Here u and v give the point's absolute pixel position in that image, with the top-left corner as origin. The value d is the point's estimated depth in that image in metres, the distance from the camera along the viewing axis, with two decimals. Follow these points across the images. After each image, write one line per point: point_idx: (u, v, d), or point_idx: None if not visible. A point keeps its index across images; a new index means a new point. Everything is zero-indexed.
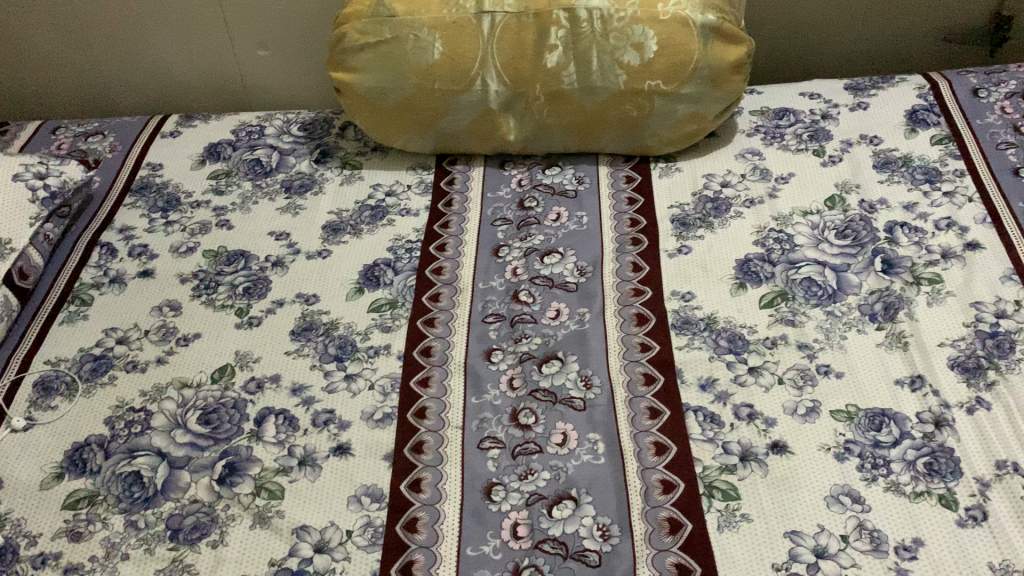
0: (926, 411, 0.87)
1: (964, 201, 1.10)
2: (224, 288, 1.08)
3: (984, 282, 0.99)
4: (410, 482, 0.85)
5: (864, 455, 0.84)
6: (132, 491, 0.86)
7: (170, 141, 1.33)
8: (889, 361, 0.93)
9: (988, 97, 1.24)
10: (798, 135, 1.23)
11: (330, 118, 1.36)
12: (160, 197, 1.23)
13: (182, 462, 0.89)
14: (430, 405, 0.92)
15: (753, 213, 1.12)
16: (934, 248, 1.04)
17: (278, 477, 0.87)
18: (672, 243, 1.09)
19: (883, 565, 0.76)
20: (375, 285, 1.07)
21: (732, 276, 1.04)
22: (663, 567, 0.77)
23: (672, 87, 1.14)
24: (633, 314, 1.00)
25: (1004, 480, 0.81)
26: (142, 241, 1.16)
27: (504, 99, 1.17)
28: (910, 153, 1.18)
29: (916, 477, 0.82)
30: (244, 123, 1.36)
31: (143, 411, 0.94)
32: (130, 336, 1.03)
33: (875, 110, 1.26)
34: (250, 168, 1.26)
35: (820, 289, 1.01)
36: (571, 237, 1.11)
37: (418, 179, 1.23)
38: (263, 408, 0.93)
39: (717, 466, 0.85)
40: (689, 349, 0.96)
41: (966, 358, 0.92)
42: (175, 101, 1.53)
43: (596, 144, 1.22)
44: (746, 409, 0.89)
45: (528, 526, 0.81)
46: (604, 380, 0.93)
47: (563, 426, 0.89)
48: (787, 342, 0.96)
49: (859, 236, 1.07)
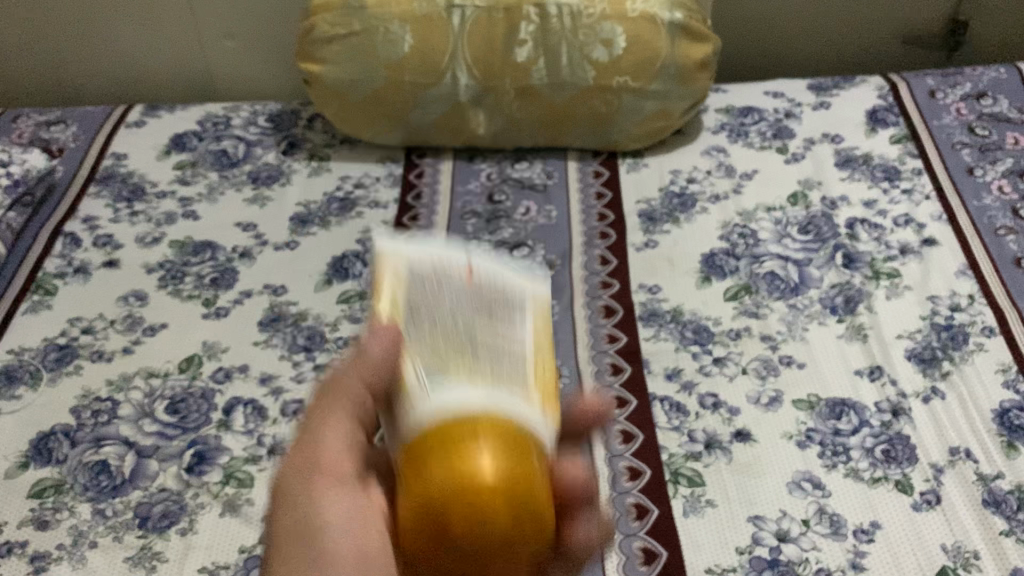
0: (884, 400, 0.90)
1: (921, 199, 1.13)
2: (191, 279, 1.07)
3: (940, 277, 1.03)
4: None
5: (825, 443, 0.87)
6: (99, 480, 0.86)
7: (135, 130, 1.31)
8: (849, 352, 0.95)
9: (945, 98, 1.28)
10: (762, 133, 1.26)
11: (298, 109, 1.34)
12: (125, 187, 1.21)
13: (150, 451, 0.88)
14: None
15: (718, 209, 1.14)
16: (892, 243, 1.07)
17: (248, 466, 0.87)
18: (639, 237, 1.11)
19: (843, 548, 0.78)
20: (343, 276, 1.07)
21: (697, 270, 1.06)
22: (630, 552, 0.79)
23: (639, 84, 1.16)
24: (600, 306, 1.02)
25: (956, 465, 0.84)
26: (107, 231, 1.14)
27: (473, 92, 1.17)
28: (870, 152, 1.21)
29: (875, 463, 0.84)
30: (211, 114, 1.34)
31: (109, 401, 0.93)
32: (95, 326, 1.02)
33: (837, 110, 1.29)
34: (216, 159, 1.25)
35: (783, 283, 1.04)
36: (540, 231, 1.12)
37: (387, 172, 1.23)
38: (232, 398, 0.93)
39: (682, 454, 0.86)
40: (655, 341, 0.98)
41: (923, 349, 0.95)
42: (139, 92, 1.51)
43: (564, 140, 1.23)
44: (710, 398, 0.92)
45: None
46: (573, 369, 0.95)
47: None
48: (750, 334, 0.98)
49: (821, 232, 1.10)
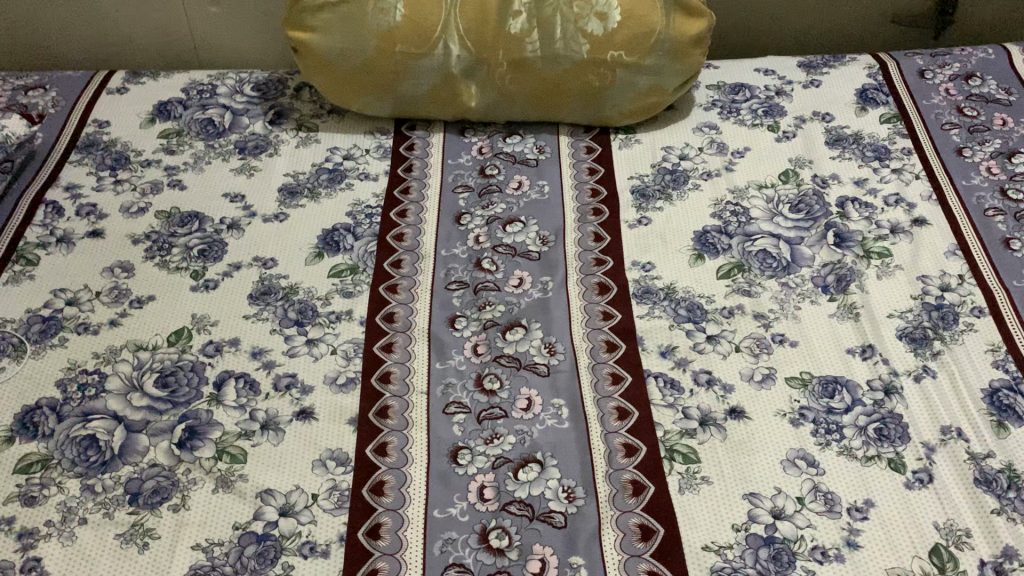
0: (876, 378, 0.91)
1: (911, 178, 1.14)
2: (178, 250, 1.05)
3: (931, 257, 1.03)
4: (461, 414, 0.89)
5: (818, 421, 0.88)
6: (87, 455, 0.84)
7: (116, 97, 1.27)
8: (841, 331, 0.96)
9: (934, 78, 1.28)
10: (754, 110, 1.25)
11: (285, 78, 1.31)
12: (108, 154, 1.18)
13: (140, 426, 0.87)
14: (394, 370, 0.92)
15: (710, 186, 1.14)
16: (883, 223, 1.08)
17: (240, 441, 0.86)
18: (632, 213, 1.10)
19: (837, 526, 0.79)
20: (334, 250, 1.06)
21: (690, 247, 1.06)
22: (627, 528, 0.79)
23: (633, 59, 1.15)
24: (594, 283, 1.02)
25: (948, 444, 0.85)
26: (90, 200, 1.11)
27: (466, 64, 1.16)
28: (861, 131, 1.21)
29: (868, 442, 0.86)
30: (195, 82, 1.30)
31: (96, 374, 0.92)
32: (80, 298, 1.00)
33: (828, 88, 1.28)
34: (202, 128, 1.22)
35: (775, 261, 1.04)
36: (532, 206, 1.12)
37: (377, 144, 1.21)
38: (223, 372, 0.92)
39: (678, 431, 0.87)
40: (649, 318, 0.98)
41: (914, 328, 0.96)
42: (119, 58, 1.47)
43: (556, 115, 1.21)
44: (705, 375, 0.92)
45: (495, 488, 0.82)
46: (567, 347, 0.95)
47: (527, 392, 0.91)
48: (744, 312, 0.98)
49: (812, 210, 1.10)
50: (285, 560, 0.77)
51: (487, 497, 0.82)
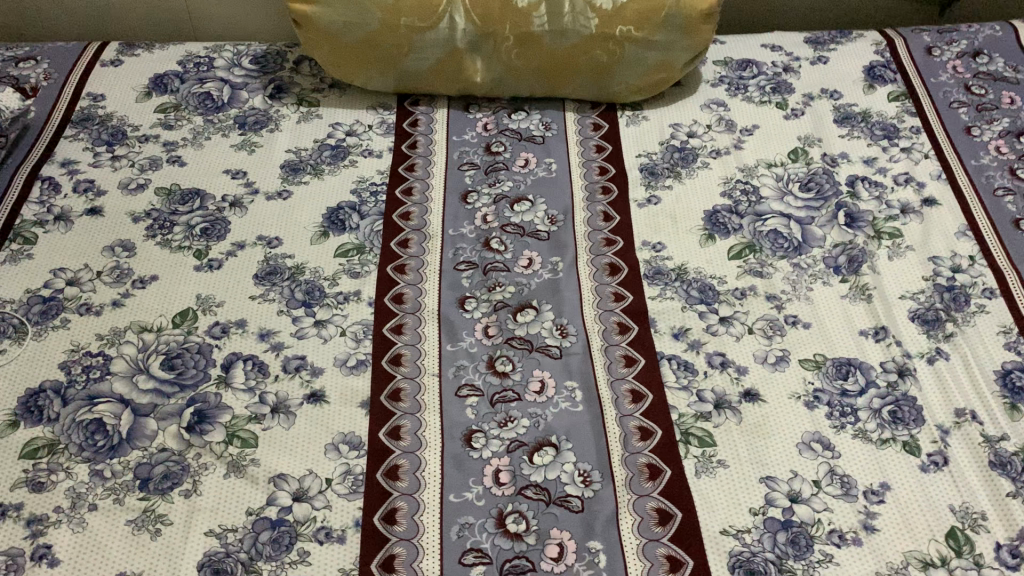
0: (889, 360, 0.91)
1: (921, 157, 1.13)
2: (180, 229, 1.03)
3: (941, 237, 1.03)
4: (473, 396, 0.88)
5: (832, 403, 0.87)
6: (95, 440, 0.83)
7: (110, 69, 1.24)
8: (853, 313, 0.95)
9: (941, 55, 1.27)
10: (761, 87, 1.23)
11: (284, 50, 1.28)
12: (104, 129, 1.15)
13: (148, 410, 0.86)
14: (405, 353, 0.91)
15: (719, 164, 1.13)
16: (894, 203, 1.07)
17: (251, 425, 0.85)
18: (641, 193, 1.09)
19: (854, 509, 0.79)
20: (340, 229, 1.04)
21: (700, 227, 1.05)
22: (644, 512, 0.79)
23: (643, 34, 1.13)
24: (605, 264, 1.00)
25: (962, 427, 0.85)
26: (87, 176, 1.09)
27: (471, 38, 1.13)
28: (869, 109, 1.20)
29: (882, 424, 0.86)
30: (191, 54, 1.27)
31: (101, 356, 0.90)
32: (81, 278, 0.97)
33: (836, 65, 1.27)
34: (200, 102, 1.19)
35: (786, 242, 1.03)
36: (540, 185, 1.10)
37: (380, 120, 1.19)
38: (230, 354, 0.91)
39: (693, 414, 0.86)
40: (662, 299, 0.97)
41: (926, 310, 0.95)
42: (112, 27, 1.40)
43: (562, 90, 1.19)
44: (718, 357, 0.91)
45: (511, 472, 0.82)
46: (579, 329, 0.94)
47: (540, 374, 0.90)
48: (756, 293, 0.97)
49: (822, 189, 1.09)
50: (300, 546, 0.76)
51: (501, 481, 0.81)
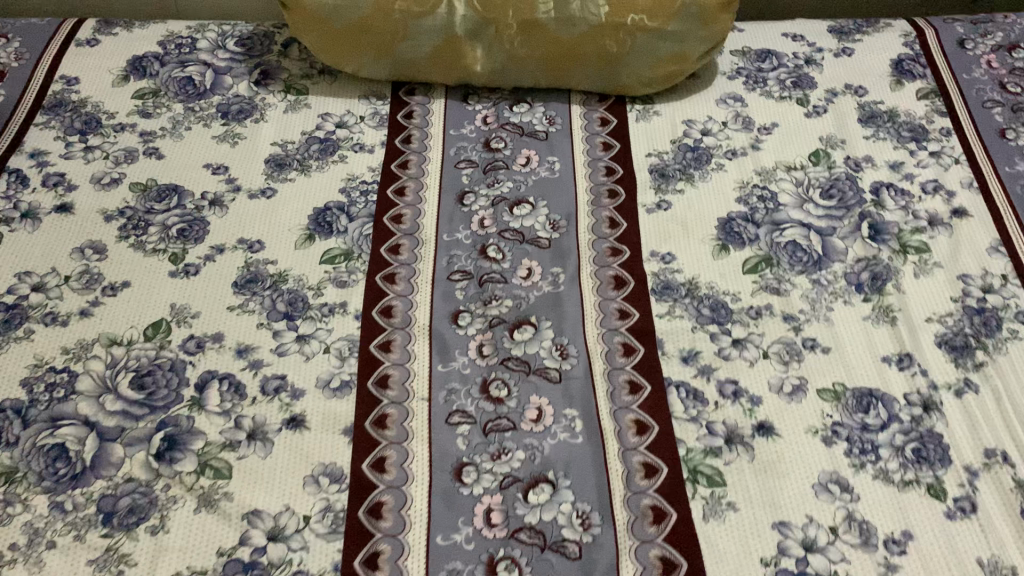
0: (914, 392, 0.84)
1: (951, 163, 1.05)
2: (155, 230, 0.96)
3: (971, 253, 0.96)
4: (464, 425, 0.81)
5: (852, 439, 0.81)
6: (56, 468, 0.77)
7: (85, 49, 1.15)
8: (876, 337, 0.89)
9: (974, 49, 1.19)
10: (781, 81, 1.15)
11: (271, 32, 1.20)
12: (77, 116, 1.07)
13: (114, 435, 0.79)
14: (393, 373, 0.85)
15: (735, 166, 1.05)
16: (921, 213, 1.00)
17: (225, 453, 0.79)
18: (650, 197, 1.02)
19: (873, 561, 0.73)
20: (327, 232, 0.97)
21: (714, 237, 0.98)
22: (647, 562, 0.73)
23: (656, 24, 1.05)
24: (610, 276, 0.94)
25: (992, 469, 0.79)
26: (57, 168, 1.01)
27: (472, 24, 1.05)
28: (896, 107, 1.12)
29: (905, 464, 0.79)
30: (173, 34, 1.19)
31: (66, 373, 0.84)
32: (47, 283, 0.91)
33: (861, 57, 1.19)
34: (181, 88, 1.11)
35: (805, 255, 0.96)
36: (542, 186, 1.03)
37: (372, 111, 1.11)
38: (205, 372, 0.84)
39: (701, 449, 0.80)
40: (670, 318, 0.90)
41: (954, 335, 0.89)
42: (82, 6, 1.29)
43: (567, 82, 1.11)
44: (731, 386, 0.84)
45: (503, 512, 0.76)
46: (580, 350, 0.87)
47: (538, 400, 0.83)
48: (772, 313, 0.91)
49: (845, 197, 1.01)
50: None
51: (492, 522, 0.75)
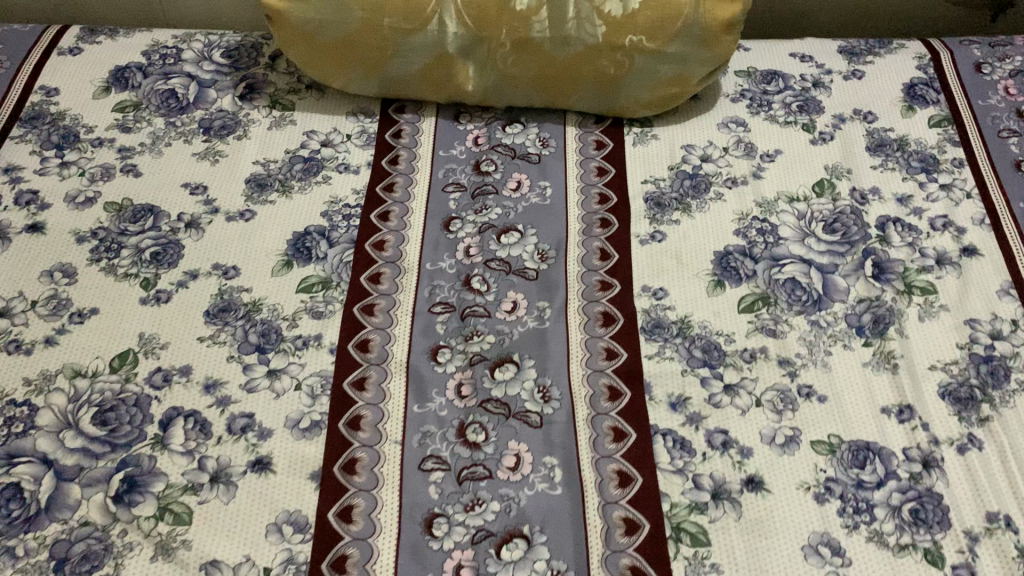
0: (914, 447, 0.80)
1: (962, 197, 1.00)
2: (128, 253, 0.93)
3: (980, 296, 0.91)
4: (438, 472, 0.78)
5: (846, 497, 0.77)
6: (9, 509, 0.74)
7: (67, 59, 1.12)
8: (876, 385, 0.84)
9: (991, 74, 1.14)
10: (787, 105, 1.11)
11: (260, 43, 1.17)
12: (54, 130, 1.04)
13: (72, 474, 0.76)
14: (366, 414, 0.81)
15: (734, 196, 1.01)
16: (928, 251, 0.95)
17: (186, 497, 0.75)
18: (645, 227, 0.98)
19: None
20: (305, 258, 0.93)
21: (709, 272, 0.93)
22: None
23: (655, 45, 1.00)
24: (598, 312, 0.89)
25: (994, 535, 0.74)
26: (31, 185, 0.98)
27: (463, 42, 1.01)
28: (906, 135, 1.07)
29: (901, 526, 0.75)
30: (158, 43, 1.15)
31: (26, 406, 0.80)
32: (13, 308, 0.88)
33: (872, 81, 1.14)
34: (163, 101, 1.08)
35: (804, 294, 0.91)
36: (532, 213, 0.99)
37: (360, 128, 1.07)
38: (170, 408, 0.81)
39: (686, 505, 0.76)
40: (659, 360, 0.86)
41: (959, 386, 0.84)
42: (68, 8, 1.25)
43: (563, 101, 1.07)
44: (720, 436, 0.80)
45: (474, 569, 0.72)
46: (564, 392, 0.83)
47: (516, 446, 0.79)
48: (767, 357, 0.86)
49: (849, 231, 0.97)
50: None
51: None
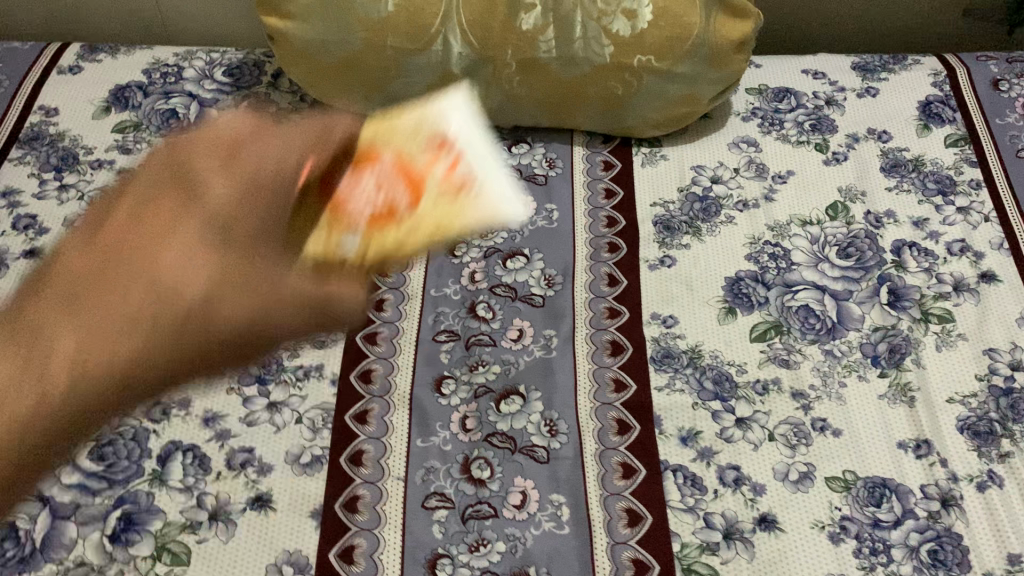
0: (932, 484, 0.77)
1: (980, 220, 0.98)
2: None
3: (999, 325, 0.88)
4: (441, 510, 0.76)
5: (861, 537, 0.74)
6: (4, 549, 0.72)
7: (67, 78, 1.10)
8: (892, 418, 0.82)
9: (1009, 91, 1.11)
10: (799, 124, 1.08)
11: (262, 61, 1.15)
12: (53, 151, 1.02)
13: (67, 512, 0.74)
14: (367, 449, 0.79)
15: (746, 220, 0.98)
16: (945, 277, 0.93)
17: (184, 535, 0.74)
18: (654, 251, 0.95)
19: None
20: None
21: (720, 299, 0.91)
22: None
23: (664, 66, 0.97)
24: (606, 341, 0.87)
25: None
26: (29, 209, 0.96)
27: (468, 62, 0.98)
28: (922, 155, 1.04)
29: (919, 568, 0.73)
30: (159, 62, 1.14)
31: None
32: None
33: (886, 98, 1.11)
34: (164, 121, 1.06)
35: (817, 322, 0.89)
36: (539, 237, 0.97)
37: None
38: (169, 443, 0.79)
39: (697, 545, 0.74)
40: (669, 392, 0.84)
41: (978, 420, 0.82)
42: (66, 9, 1.22)
43: (570, 121, 1.05)
44: (731, 473, 0.78)
45: None
46: (571, 426, 0.81)
47: (522, 483, 0.77)
48: (780, 389, 0.84)
49: (863, 256, 0.94)
50: None
51: None
